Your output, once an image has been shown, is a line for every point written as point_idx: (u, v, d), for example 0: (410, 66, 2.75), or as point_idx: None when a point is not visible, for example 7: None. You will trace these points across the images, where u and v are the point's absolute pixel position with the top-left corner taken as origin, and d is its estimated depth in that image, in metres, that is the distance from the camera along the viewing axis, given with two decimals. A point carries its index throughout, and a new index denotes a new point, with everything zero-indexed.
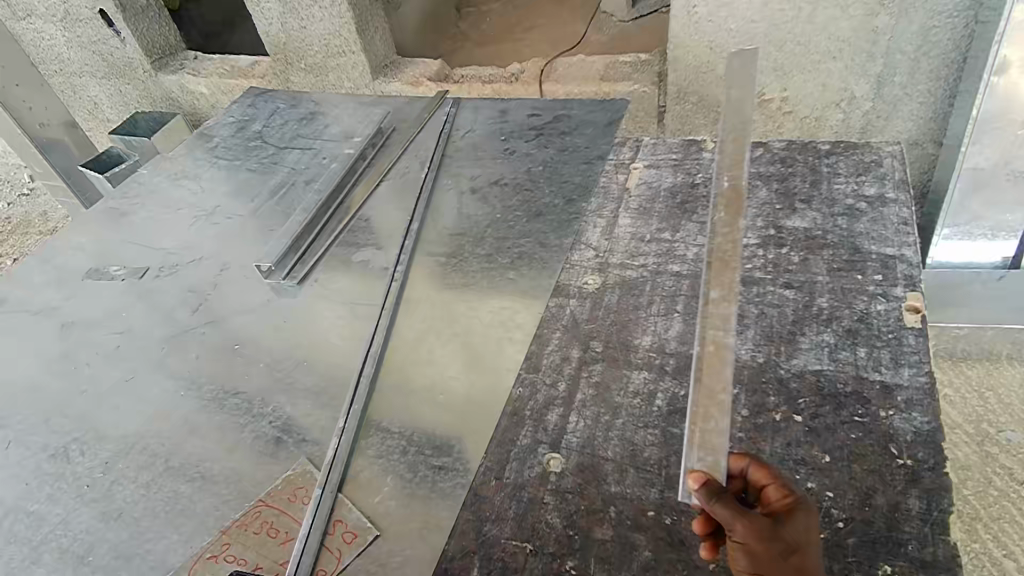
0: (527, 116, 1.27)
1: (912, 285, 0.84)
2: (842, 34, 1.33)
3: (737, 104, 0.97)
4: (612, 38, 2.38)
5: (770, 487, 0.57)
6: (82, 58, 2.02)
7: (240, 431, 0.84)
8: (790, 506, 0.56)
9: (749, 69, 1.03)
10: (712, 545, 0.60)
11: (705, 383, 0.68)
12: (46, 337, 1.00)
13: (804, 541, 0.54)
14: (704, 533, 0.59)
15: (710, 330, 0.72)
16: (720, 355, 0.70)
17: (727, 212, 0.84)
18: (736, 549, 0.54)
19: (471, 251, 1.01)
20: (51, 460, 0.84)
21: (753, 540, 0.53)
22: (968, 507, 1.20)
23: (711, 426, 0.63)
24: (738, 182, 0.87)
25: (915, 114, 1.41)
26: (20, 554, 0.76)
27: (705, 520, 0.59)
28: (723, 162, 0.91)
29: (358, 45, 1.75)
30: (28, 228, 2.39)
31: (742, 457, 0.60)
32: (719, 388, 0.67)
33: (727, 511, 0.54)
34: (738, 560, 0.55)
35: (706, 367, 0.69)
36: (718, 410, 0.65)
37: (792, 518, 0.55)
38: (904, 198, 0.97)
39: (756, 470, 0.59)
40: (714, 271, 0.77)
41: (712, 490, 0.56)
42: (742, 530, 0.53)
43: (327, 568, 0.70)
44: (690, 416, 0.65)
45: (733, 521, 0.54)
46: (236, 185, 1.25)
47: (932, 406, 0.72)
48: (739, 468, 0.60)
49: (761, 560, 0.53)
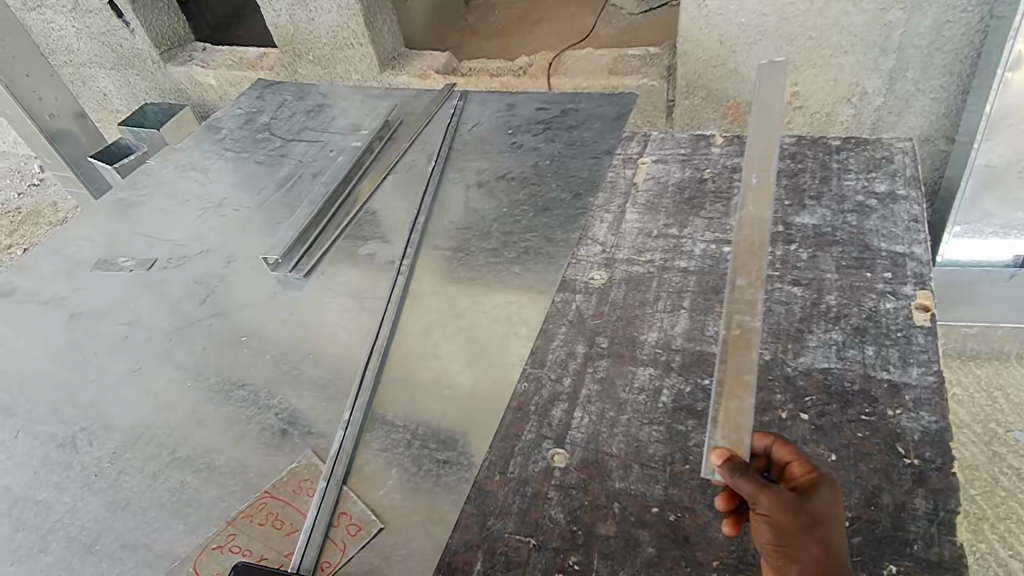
0: (535, 110, 1.26)
1: (922, 284, 0.83)
2: (853, 28, 1.32)
3: (768, 103, 0.98)
4: (621, 31, 2.36)
5: (794, 464, 0.59)
6: (92, 49, 2.04)
7: (247, 422, 0.84)
8: (814, 481, 0.57)
9: (779, 75, 1.05)
10: (735, 521, 0.60)
11: (731, 364, 0.69)
12: (55, 327, 1.01)
13: (827, 516, 0.56)
14: (728, 508, 0.60)
15: (736, 315, 0.74)
16: (746, 341, 0.71)
17: (755, 203, 0.85)
18: (759, 521, 0.55)
19: (477, 245, 1.01)
20: (59, 450, 0.85)
21: (778, 512, 0.54)
22: (974, 507, 1.20)
23: (735, 405, 0.65)
24: (764, 179, 0.87)
25: (927, 110, 1.40)
26: (29, 542, 0.76)
27: (728, 496, 0.60)
28: (753, 155, 0.91)
29: (367, 37, 1.75)
30: (37, 219, 2.40)
31: (766, 437, 0.61)
32: (744, 369, 0.68)
33: (752, 485, 0.55)
34: (761, 532, 0.55)
35: (729, 358, 0.70)
36: (743, 391, 0.66)
37: (817, 492, 0.56)
38: (915, 195, 0.96)
39: (779, 448, 0.60)
40: (742, 260, 0.79)
41: (736, 466, 0.56)
42: (767, 502, 0.54)
43: (331, 560, 0.70)
44: (716, 395, 0.67)
45: (758, 494, 0.55)
46: (244, 176, 1.25)
47: (940, 405, 0.71)
48: (763, 446, 0.61)
49: (786, 532, 0.54)
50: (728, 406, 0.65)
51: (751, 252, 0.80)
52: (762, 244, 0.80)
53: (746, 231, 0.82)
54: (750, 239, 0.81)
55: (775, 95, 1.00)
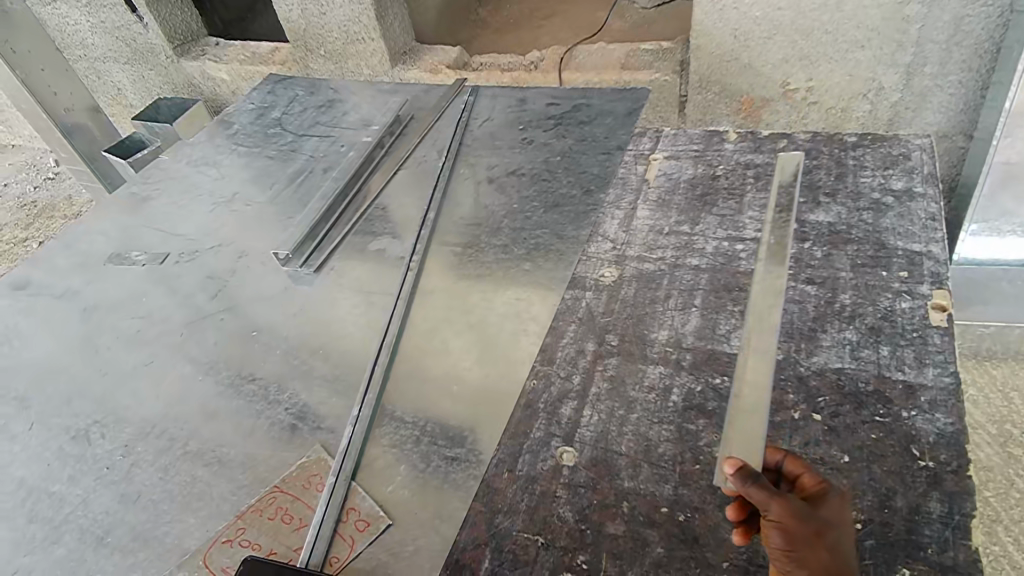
0: (547, 105, 1.25)
1: (939, 283, 0.82)
2: (871, 21, 1.30)
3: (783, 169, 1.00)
4: (635, 25, 2.34)
5: (804, 475, 0.59)
6: (106, 44, 2.06)
7: (257, 417, 0.85)
8: (823, 490, 0.57)
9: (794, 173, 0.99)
10: (746, 531, 0.60)
11: (750, 377, 0.71)
12: (68, 320, 1.02)
13: (836, 523, 0.56)
14: (738, 517, 0.60)
15: (753, 334, 0.77)
16: (763, 356, 0.74)
17: (773, 258, 0.85)
18: (769, 528, 0.55)
19: (487, 242, 1.01)
20: (73, 442, 0.85)
21: (789, 518, 0.54)
22: (989, 509, 1.17)
23: (750, 415, 0.67)
24: (783, 240, 0.87)
25: (945, 106, 1.38)
26: (42, 533, 0.77)
27: (739, 506, 0.60)
28: (773, 199, 0.95)
29: (379, 31, 1.74)
30: (53, 211, 2.42)
31: (777, 451, 0.62)
32: (760, 384, 0.70)
33: (763, 491, 0.55)
34: (770, 538, 0.55)
35: (747, 380, 0.71)
36: (757, 402, 0.69)
37: (827, 502, 0.56)
38: (932, 193, 0.94)
39: (790, 462, 0.61)
40: (764, 285, 0.82)
41: (748, 475, 0.55)
42: (777, 508, 0.54)
43: (340, 555, 0.70)
44: (732, 408, 0.69)
45: (769, 500, 0.55)
46: (256, 171, 1.26)
47: (956, 408, 0.70)
48: (774, 461, 0.61)
49: (797, 537, 0.54)
50: (742, 418, 0.67)
51: (772, 283, 0.82)
52: (779, 290, 0.81)
53: (767, 260, 0.85)
54: (770, 282, 0.82)
55: (786, 170, 1.00)
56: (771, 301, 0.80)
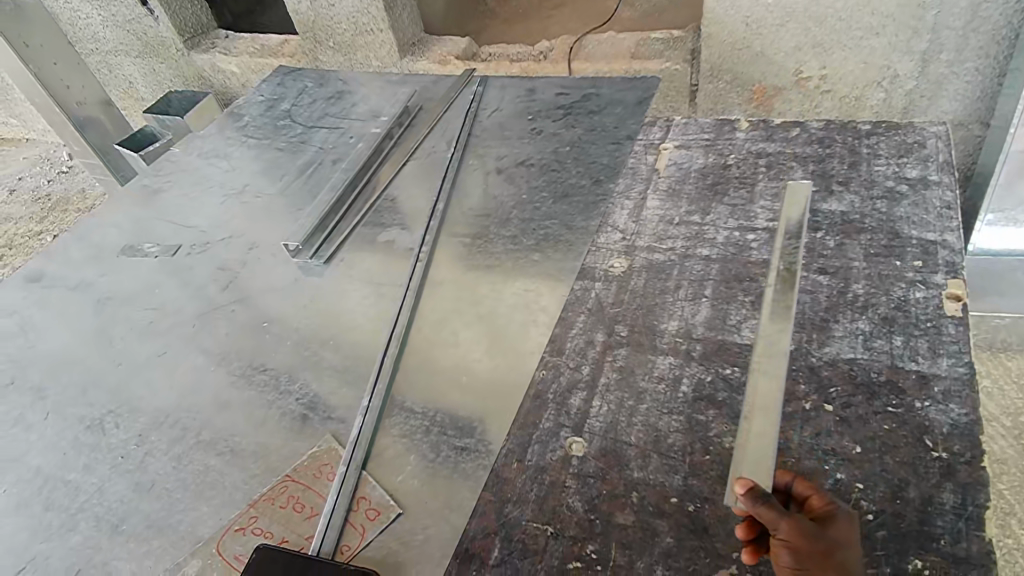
0: (556, 95, 1.25)
1: (954, 272, 0.81)
2: (886, 8, 1.28)
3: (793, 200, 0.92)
4: (645, 14, 2.32)
5: (814, 496, 0.59)
6: (118, 37, 2.07)
7: (268, 406, 0.85)
8: (831, 510, 0.57)
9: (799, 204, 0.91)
10: (755, 551, 0.59)
11: (765, 373, 0.72)
12: (83, 312, 1.03)
13: (846, 542, 0.55)
14: (748, 536, 0.59)
15: (765, 334, 0.76)
16: (773, 351, 0.74)
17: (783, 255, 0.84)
18: (779, 547, 0.55)
19: (496, 232, 1.01)
20: (88, 432, 0.86)
21: (797, 537, 0.55)
22: (1004, 502, 1.16)
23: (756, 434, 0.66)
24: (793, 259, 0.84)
25: (961, 93, 1.35)
26: (58, 521, 0.78)
27: (750, 525, 0.59)
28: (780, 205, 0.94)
29: (387, 23, 1.74)
30: (67, 205, 2.44)
31: (787, 474, 0.62)
32: (769, 395, 0.70)
33: (771, 511, 0.56)
34: (779, 557, 0.55)
35: (756, 406, 0.69)
36: (767, 418, 0.68)
37: (836, 522, 0.56)
38: (948, 180, 0.93)
39: (798, 483, 0.60)
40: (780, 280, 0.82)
41: (758, 494, 0.57)
42: (786, 527, 0.55)
43: (350, 543, 0.71)
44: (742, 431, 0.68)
45: (778, 520, 0.56)
46: (266, 163, 1.26)
47: (971, 398, 0.69)
48: (783, 482, 0.61)
49: (805, 554, 0.54)
50: (753, 439, 0.66)
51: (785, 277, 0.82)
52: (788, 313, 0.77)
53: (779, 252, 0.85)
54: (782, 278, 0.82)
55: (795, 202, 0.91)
56: (781, 324, 0.76)
